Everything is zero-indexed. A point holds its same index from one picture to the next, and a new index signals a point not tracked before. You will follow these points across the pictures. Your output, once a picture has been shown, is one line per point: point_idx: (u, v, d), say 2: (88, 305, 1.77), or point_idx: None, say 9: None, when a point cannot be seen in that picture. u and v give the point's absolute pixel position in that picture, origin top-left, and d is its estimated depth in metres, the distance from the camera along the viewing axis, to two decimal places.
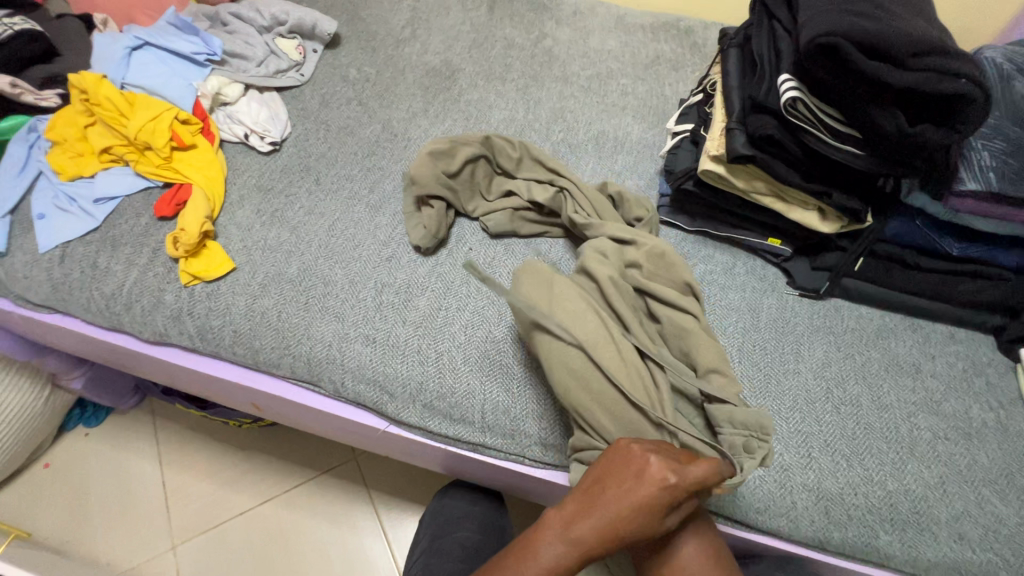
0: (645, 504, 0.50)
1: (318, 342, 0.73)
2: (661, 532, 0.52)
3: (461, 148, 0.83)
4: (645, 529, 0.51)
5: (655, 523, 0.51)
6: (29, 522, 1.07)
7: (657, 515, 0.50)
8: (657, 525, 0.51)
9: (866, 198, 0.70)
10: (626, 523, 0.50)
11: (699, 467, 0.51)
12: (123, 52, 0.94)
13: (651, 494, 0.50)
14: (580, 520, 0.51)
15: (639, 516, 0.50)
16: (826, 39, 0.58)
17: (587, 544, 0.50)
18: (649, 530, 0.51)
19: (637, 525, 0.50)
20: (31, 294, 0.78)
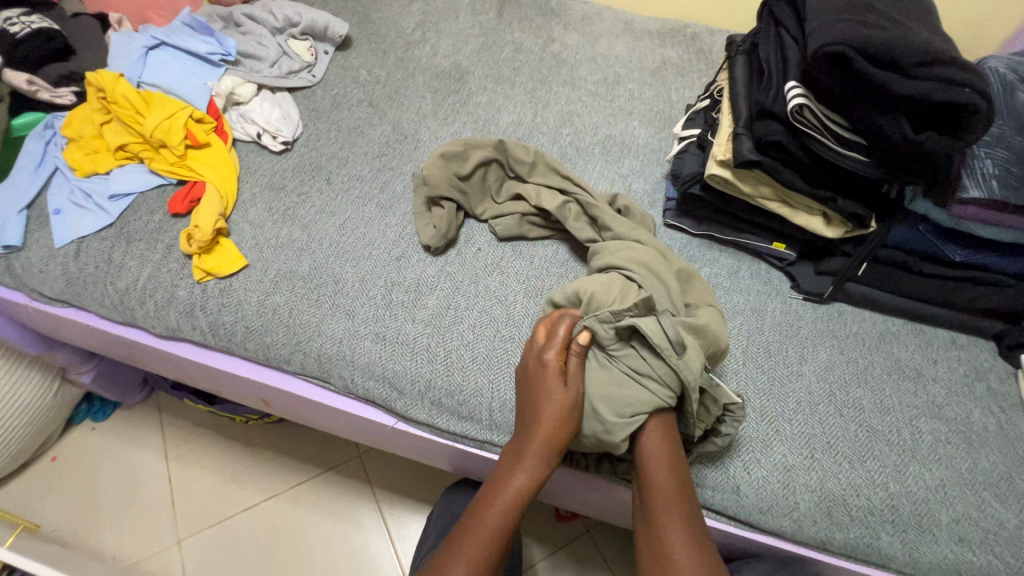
0: (543, 386, 0.62)
1: (329, 339, 0.74)
2: (574, 401, 0.61)
3: (474, 151, 0.85)
4: (558, 404, 0.60)
5: (558, 392, 0.61)
6: (37, 515, 1.08)
7: (559, 385, 0.61)
8: (559, 395, 0.60)
9: (870, 204, 0.71)
10: (540, 410, 0.60)
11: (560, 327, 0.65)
12: (140, 51, 0.96)
13: (542, 376, 0.62)
14: (517, 442, 0.62)
15: (546, 397, 0.61)
16: (833, 48, 0.59)
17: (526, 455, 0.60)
18: (561, 402, 0.60)
19: (545, 410, 0.60)
20: (46, 288, 0.80)
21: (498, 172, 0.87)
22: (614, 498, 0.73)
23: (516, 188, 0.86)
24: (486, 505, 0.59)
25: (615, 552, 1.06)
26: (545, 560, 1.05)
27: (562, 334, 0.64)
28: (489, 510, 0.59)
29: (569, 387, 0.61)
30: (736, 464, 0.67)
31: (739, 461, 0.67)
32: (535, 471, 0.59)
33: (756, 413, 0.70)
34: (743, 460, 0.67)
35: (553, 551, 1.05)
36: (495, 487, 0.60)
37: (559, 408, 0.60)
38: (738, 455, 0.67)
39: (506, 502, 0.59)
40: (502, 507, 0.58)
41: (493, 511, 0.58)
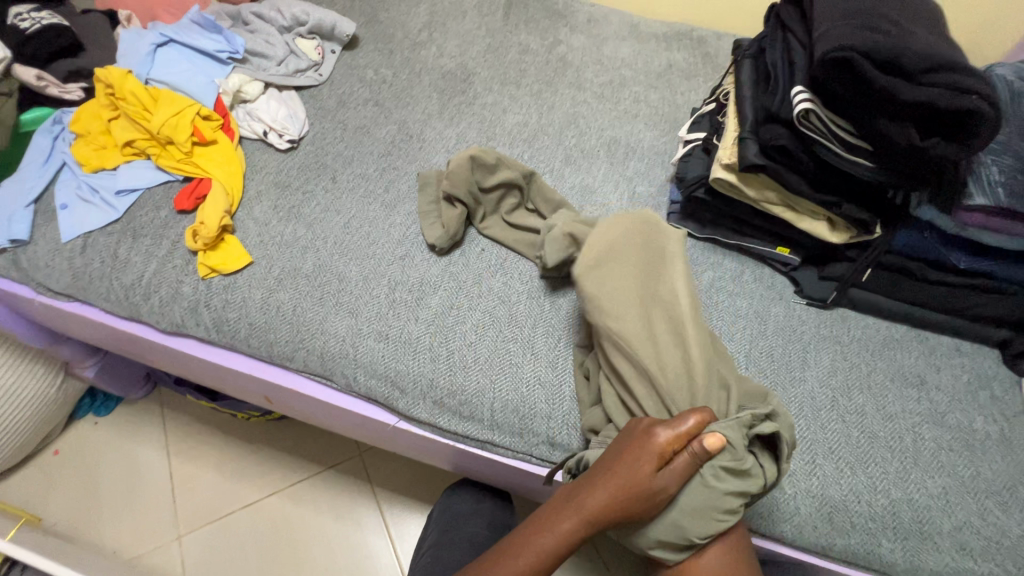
0: (633, 459, 0.54)
1: (332, 337, 0.75)
2: (657, 498, 0.54)
3: (503, 169, 0.84)
4: (637, 486, 0.53)
5: (647, 482, 0.53)
6: (39, 508, 1.08)
7: (655, 477, 0.53)
8: (647, 481, 0.53)
9: (875, 210, 0.71)
10: (618, 492, 0.54)
11: (688, 419, 0.55)
12: (149, 48, 0.96)
13: (640, 450, 0.54)
14: (576, 489, 0.57)
15: (633, 471, 0.54)
16: (839, 53, 0.59)
17: (578, 518, 0.55)
18: (642, 491, 0.53)
19: (624, 493, 0.53)
20: (52, 282, 0.80)
21: (517, 198, 0.86)
22: None
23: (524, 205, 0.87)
24: (518, 554, 0.55)
25: (614, 555, 1.06)
26: None
27: (692, 424, 0.54)
28: (519, 560, 0.55)
29: (666, 479, 0.53)
30: None
31: None
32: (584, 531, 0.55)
33: None
34: None
35: None
36: (531, 535, 0.56)
37: (638, 490, 0.53)
38: None
39: (541, 557, 0.55)
40: (535, 560, 0.55)
41: (525, 562, 0.55)
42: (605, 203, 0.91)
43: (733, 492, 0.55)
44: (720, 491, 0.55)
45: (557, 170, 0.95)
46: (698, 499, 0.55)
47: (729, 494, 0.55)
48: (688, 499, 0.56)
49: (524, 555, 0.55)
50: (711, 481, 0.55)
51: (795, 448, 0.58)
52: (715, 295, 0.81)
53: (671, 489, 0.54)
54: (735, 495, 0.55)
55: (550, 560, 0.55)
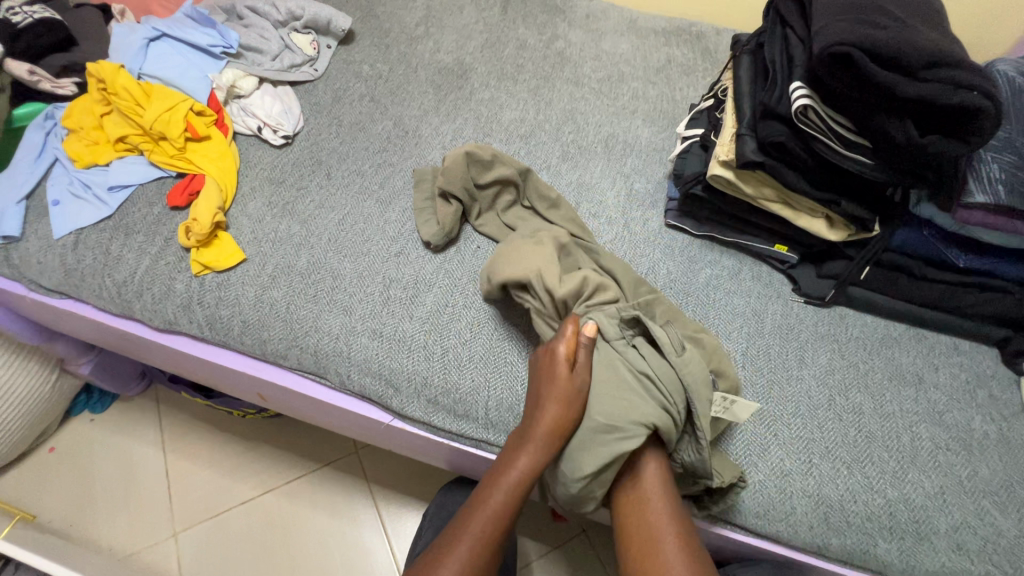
0: (541, 368, 0.64)
1: (326, 335, 0.74)
2: (575, 406, 0.60)
3: (499, 165, 0.83)
4: (558, 398, 0.60)
5: (559, 388, 0.61)
6: (34, 505, 1.08)
7: (563, 377, 0.61)
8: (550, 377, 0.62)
9: (874, 208, 0.71)
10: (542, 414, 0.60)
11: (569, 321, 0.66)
12: (142, 42, 0.95)
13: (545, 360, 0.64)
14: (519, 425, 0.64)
15: (541, 377, 0.63)
16: (839, 49, 0.58)
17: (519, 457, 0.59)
18: (560, 400, 0.60)
19: (546, 411, 0.60)
20: (44, 279, 0.80)
21: (512, 195, 0.85)
22: None
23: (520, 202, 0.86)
24: (476, 516, 0.58)
25: (611, 552, 1.05)
26: (541, 561, 1.04)
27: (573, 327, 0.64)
28: (477, 520, 0.58)
29: (574, 377, 0.61)
30: None
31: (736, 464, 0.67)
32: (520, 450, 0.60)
33: (755, 416, 0.70)
34: (740, 463, 0.67)
35: (550, 550, 1.05)
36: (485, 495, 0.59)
37: (546, 390, 0.62)
38: (735, 458, 0.67)
39: (498, 508, 0.58)
40: (493, 514, 0.58)
41: (483, 520, 0.57)
42: (602, 200, 0.91)
43: (615, 375, 0.62)
44: (610, 383, 0.62)
45: (554, 166, 0.94)
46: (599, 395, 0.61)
47: (614, 381, 0.62)
48: (601, 403, 0.61)
49: (479, 510, 0.58)
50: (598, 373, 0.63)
51: (672, 339, 0.63)
52: (712, 292, 0.80)
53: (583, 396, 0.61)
54: (620, 382, 0.62)
55: (506, 506, 0.58)
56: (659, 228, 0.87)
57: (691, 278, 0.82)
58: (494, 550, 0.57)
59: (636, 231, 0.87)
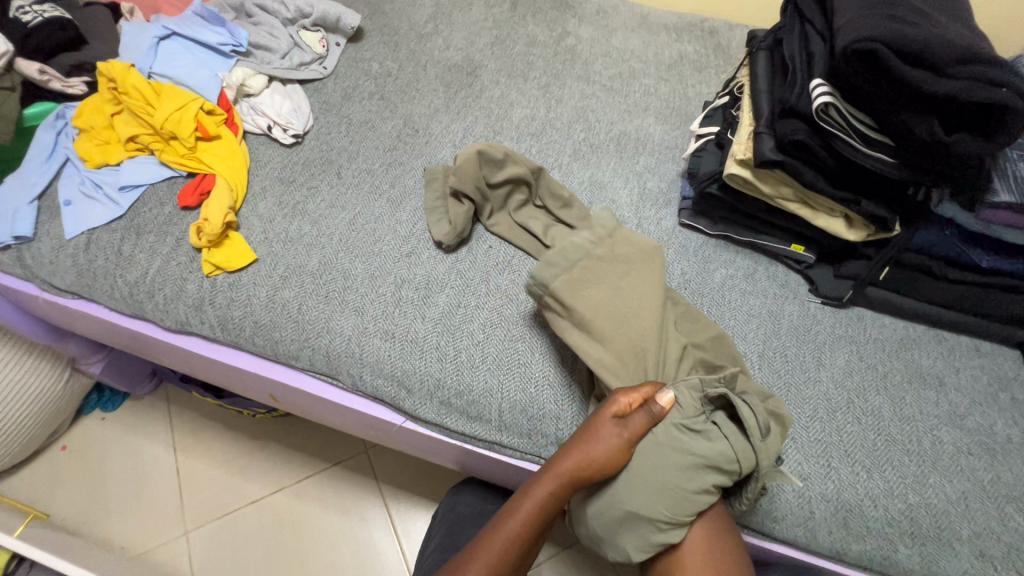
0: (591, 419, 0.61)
1: (337, 336, 0.74)
2: (609, 463, 0.59)
3: (511, 164, 0.82)
4: (591, 452, 0.59)
5: (596, 445, 0.59)
6: (47, 503, 1.09)
7: (607, 434, 0.59)
8: (594, 433, 0.59)
9: (896, 207, 0.69)
10: (569, 458, 0.60)
11: (642, 385, 0.62)
12: (151, 41, 0.95)
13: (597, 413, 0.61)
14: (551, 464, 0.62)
15: (587, 428, 0.60)
16: (862, 44, 0.57)
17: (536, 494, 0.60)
18: (594, 456, 0.59)
19: (573, 460, 0.59)
20: (56, 279, 0.80)
21: (525, 194, 0.84)
22: None
23: (532, 201, 0.85)
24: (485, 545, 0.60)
25: None
26: (552, 561, 1.04)
27: (645, 391, 0.61)
28: (486, 552, 0.60)
29: (617, 436, 0.59)
30: None
31: None
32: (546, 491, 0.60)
33: None
34: None
35: (561, 550, 1.05)
36: (498, 524, 0.61)
37: (587, 444, 0.59)
38: None
39: (506, 540, 0.60)
40: (501, 545, 0.60)
41: (490, 553, 0.60)
42: (615, 199, 0.89)
43: (683, 452, 0.59)
44: (671, 455, 0.60)
45: (565, 165, 0.93)
46: (651, 467, 0.60)
47: (679, 454, 0.59)
48: (646, 475, 0.60)
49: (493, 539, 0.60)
50: (665, 445, 0.60)
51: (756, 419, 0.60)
52: (727, 293, 0.79)
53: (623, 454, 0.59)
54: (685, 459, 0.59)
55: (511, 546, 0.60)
56: (673, 228, 0.86)
57: (706, 279, 0.81)
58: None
59: (649, 230, 0.86)
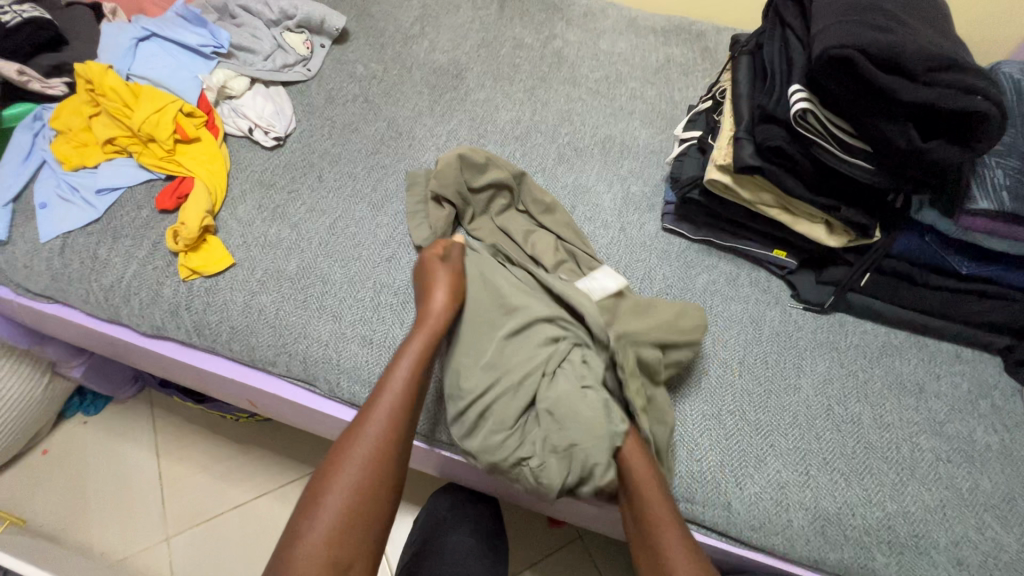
0: (423, 272, 0.71)
1: (315, 342, 0.73)
2: (448, 310, 0.67)
3: (493, 169, 0.82)
4: (433, 310, 0.66)
5: (432, 302, 0.67)
6: (26, 508, 1.08)
7: (435, 294, 0.67)
8: (435, 274, 0.69)
9: (875, 213, 0.69)
10: (427, 301, 0.67)
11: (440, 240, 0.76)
12: (130, 42, 0.94)
13: (424, 265, 0.71)
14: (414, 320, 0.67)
15: (429, 276, 0.70)
16: (839, 52, 0.57)
17: (403, 364, 0.61)
18: (433, 309, 0.66)
19: (426, 314, 0.66)
20: (30, 283, 0.79)
21: (506, 199, 0.84)
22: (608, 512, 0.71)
23: (512, 207, 0.85)
24: (361, 430, 0.57)
25: (607, 557, 1.04)
26: (535, 567, 1.03)
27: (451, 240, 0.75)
28: (367, 436, 0.57)
29: (440, 289, 0.68)
30: (727, 479, 0.65)
31: (731, 475, 0.65)
32: (425, 333, 0.64)
33: (751, 427, 0.68)
34: (734, 475, 0.65)
35: (545, 555, 1.04)
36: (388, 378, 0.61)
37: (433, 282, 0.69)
38: (730, 470, 0.65)
39: (388, 419, 0.58)
40: (383, 424, 0.58)
41: (390, 400, 0.59)
42: (598, 203, 0.89)
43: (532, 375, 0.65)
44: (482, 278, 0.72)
45: (549, 169, 0.93)
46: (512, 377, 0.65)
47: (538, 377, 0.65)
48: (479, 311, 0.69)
49: (388, 390, 0.60)
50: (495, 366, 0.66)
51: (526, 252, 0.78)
52: (708, 298, 0.79)
53: (457, 298, 0.68)
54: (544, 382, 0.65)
55: (407, 389, 0.60)
56: (656, 232, 0.86)
57: (688, 284, 0.80)
58: (405, 425, 0.59)
59: (632, 235, 0.85)
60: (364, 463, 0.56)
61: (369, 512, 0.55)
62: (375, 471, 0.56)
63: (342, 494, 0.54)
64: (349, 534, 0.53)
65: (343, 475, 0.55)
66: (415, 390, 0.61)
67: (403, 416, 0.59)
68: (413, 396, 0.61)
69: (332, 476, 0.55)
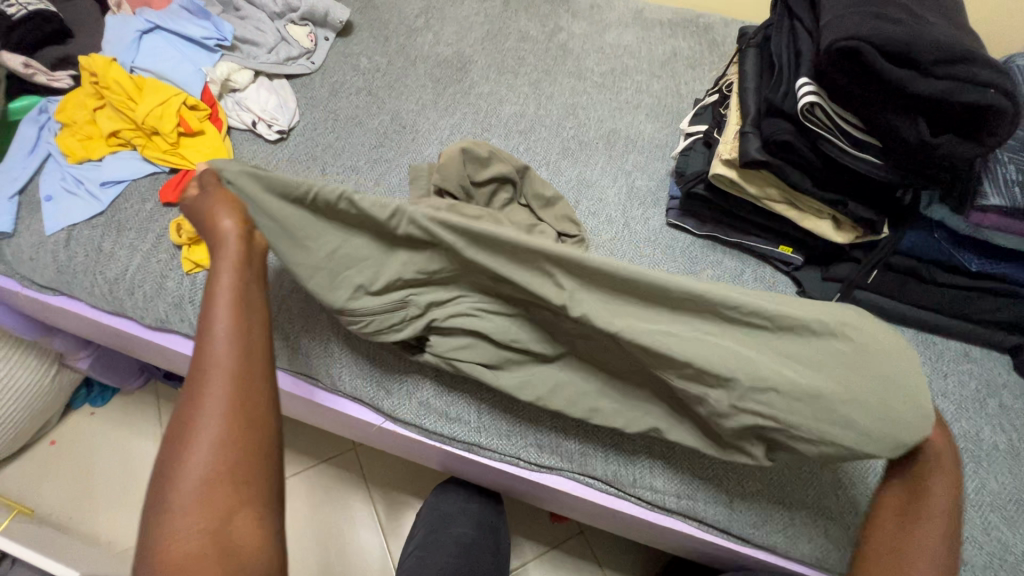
0: (201, 214, 0.57)
1: (317, 335, 0.73)
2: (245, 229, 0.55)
3: (496, 162, 0.81)
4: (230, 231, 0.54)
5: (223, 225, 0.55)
6: (34, 497, 1.09)
7: (220, 216, 0.55)
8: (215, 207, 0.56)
9: (883, 209, 0.68)
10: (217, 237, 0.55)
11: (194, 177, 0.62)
12: (134, 35, 0.93)
13: (199, 210, 0.57)
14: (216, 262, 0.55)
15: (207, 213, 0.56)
16: (847, 44, 0.56)
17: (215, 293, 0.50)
18: (227, 232, 0.54)
19: (226, 251, 0.54)
20: (36, 276, 0.79)
21: (509, 192, 0.83)
22: (609, 509, 0.71)
23: (515, 200, 0.84)
24: (199, 387, 0.47)
25: (608, 553, 1.04)
26: (537, 561, 1.03)
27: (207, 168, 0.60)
28: (208, 388, 0.47)
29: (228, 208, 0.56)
30: (730, 477, 0.65)
31: (733, 473, 0.65)
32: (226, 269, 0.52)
33: None
34: (737, 472, 0.65)
35: (547, 549, 1.04)
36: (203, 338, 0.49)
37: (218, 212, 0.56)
38: (733, 467, 0.65)
39: (224, 361, 0.48)
40: (222, 368, 0.47)
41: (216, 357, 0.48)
42: (602, 197, 0.88)
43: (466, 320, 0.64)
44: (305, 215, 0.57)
45: (553, 163, 0.92)
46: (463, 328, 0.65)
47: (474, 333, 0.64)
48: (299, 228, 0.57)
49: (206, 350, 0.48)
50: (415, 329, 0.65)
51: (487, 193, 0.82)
52: None
53: (247, 211, 0.56)
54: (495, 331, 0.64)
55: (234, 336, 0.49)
56: (660, 228, 0.85)
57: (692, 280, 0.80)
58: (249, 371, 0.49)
59: (636, 230, 0.85)
60: (214, 417, 0.46)
61: (236, 462, 0.45)
62: (231, 419, 0.46)
63: (203, 453, 0.45)
64: (221, 494, 0.44)
65: (192, 439, 0.45)
66: (246, 314, 0.50)
67: (242, 346, 0.49)
68: (251, 321, 0.50)
69: (174, 450, 0.45)
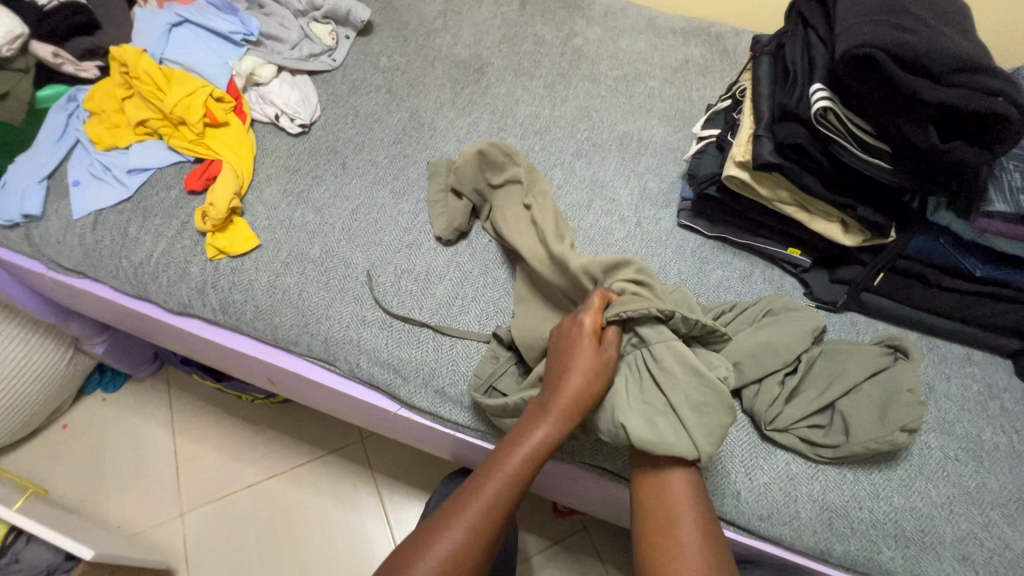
0: (572, 349, 0.60)
1: (336, 323, 0.75)
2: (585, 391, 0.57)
3: (512, 164, 0.82)
4: (583, 371, 0.58)
5: (581, 358, 0.59)
6: (47, 480, 1.10)
7: (591, 358, 0.59)
8: (593, 359, 0.59)
9: (892, 215, 0.70)
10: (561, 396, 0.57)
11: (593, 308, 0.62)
12: (164, 28, 0.96)
13: (585, 358, 0.59)
14: (539, 400, 0.59)
15: (581, 360, 0.58)
16: (862, 51, 0.58)
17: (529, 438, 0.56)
18: (586, 367, 0.58)
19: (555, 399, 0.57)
20: (62, 258, 0.81)
21: None
22: (615, 498, 0.73)
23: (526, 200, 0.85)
24: (468, 495, 0.56)
25: (610, 549, 1.06)
26: (540, 556, 1.04)
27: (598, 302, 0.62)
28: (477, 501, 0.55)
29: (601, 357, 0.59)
30: (738, 470, 0.66)
31: (742, 466, 0.67)
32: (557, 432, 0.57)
33: None
34: (745, 465, 0.67)
35: (550, 545, 1.06)
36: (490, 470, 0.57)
37: (590, 373, 0.58)
38: (741, 460, 0.67)
39: (511, 476, 0.56)
40: (506, 482, 0.55)
41: (484, 496, 0.55)
42: (616, 198, 0.90)
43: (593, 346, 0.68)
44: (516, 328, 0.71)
45: (567, 163, 0.94)
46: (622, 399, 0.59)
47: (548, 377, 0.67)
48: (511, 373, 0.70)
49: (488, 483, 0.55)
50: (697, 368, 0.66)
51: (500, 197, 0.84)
52: (723, 293, 0.80)
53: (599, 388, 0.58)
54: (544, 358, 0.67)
55: (510, 487, 0.56)
56: (671, 228, 0.87)
57: (702, 280, 0.82)
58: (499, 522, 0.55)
59: (648, 230, 0.87)
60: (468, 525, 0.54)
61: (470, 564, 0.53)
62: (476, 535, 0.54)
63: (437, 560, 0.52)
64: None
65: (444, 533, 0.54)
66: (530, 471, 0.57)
67: (524, 482, 0.56)
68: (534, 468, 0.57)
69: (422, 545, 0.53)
